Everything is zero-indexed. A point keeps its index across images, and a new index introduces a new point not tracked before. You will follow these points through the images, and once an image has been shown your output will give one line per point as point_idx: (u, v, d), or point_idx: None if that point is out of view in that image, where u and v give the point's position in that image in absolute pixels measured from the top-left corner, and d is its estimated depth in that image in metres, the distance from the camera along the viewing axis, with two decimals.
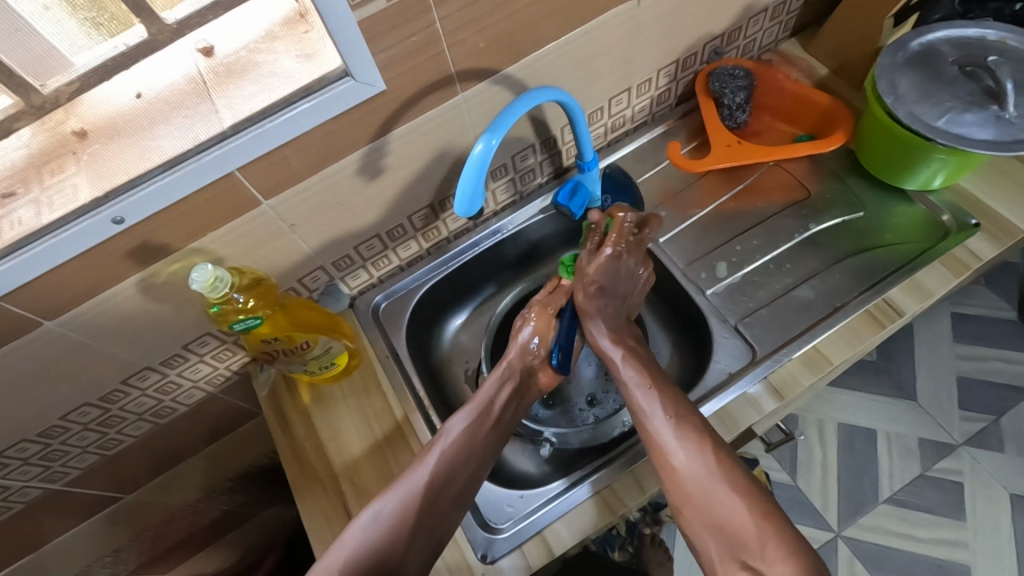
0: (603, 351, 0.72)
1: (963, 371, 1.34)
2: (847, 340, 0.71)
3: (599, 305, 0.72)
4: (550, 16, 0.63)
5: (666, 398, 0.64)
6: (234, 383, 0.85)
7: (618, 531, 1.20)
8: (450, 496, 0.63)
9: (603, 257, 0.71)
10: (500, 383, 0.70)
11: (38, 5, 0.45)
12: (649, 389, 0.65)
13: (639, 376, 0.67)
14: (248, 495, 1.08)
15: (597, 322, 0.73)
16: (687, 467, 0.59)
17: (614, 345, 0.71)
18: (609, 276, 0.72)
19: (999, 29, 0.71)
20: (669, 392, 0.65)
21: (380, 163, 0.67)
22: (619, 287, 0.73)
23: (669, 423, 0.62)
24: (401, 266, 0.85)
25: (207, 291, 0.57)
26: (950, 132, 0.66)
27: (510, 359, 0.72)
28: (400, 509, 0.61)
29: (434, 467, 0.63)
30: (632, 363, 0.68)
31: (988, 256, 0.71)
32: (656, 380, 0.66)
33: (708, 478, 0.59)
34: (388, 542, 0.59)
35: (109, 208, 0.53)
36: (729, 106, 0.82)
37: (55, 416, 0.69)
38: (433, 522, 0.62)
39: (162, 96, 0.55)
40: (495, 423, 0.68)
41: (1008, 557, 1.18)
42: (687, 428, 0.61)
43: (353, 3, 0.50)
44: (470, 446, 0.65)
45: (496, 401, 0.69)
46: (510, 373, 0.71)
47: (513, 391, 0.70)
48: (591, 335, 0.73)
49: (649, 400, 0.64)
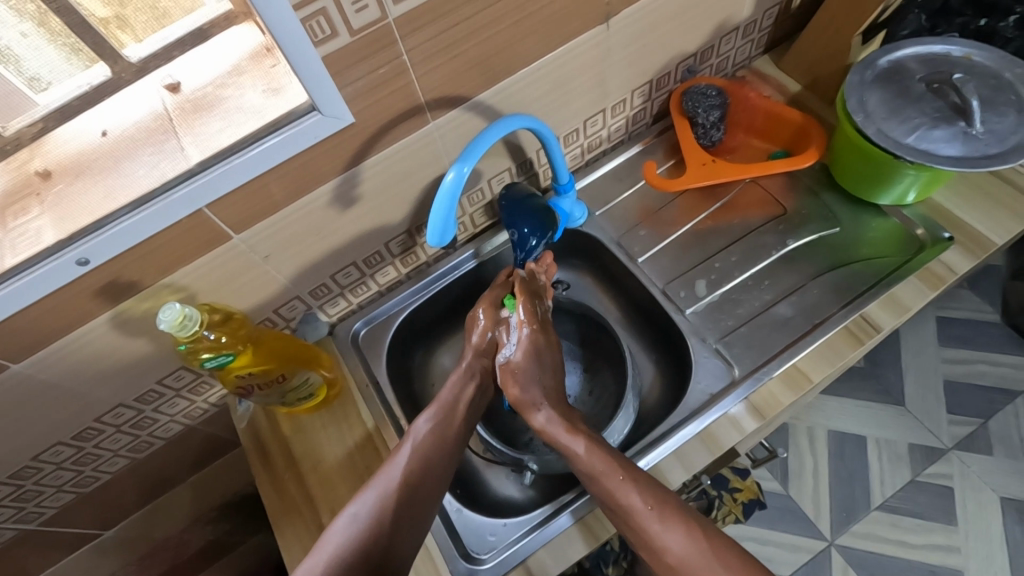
0: (557, 441, 0.65)
1: (950, 375, 1.34)
2: (827, 357, 0.71)
3: (531, 392, 0.68)
4: (520, 41, 0.63)
5: (641, 484, 0.60)
6: (213, 415, 0.84)
7: (612, 546, 1.20)
8: (426, 491, 0.63)
9: (520, 347, 0.70)
10: (462, 384, 0.71)
11: (17, 33, 0.45)
12: (621, 478, 0.60)
13: (608, 465, 0.61)
14: (235, 523, 1.07)
15: (544, 411, 0.67)
16: (682, 559, 0.56)
17: (572, 437, 0.64)
18: (532, 365, 0.70)
19: (965, 45, 0.73)
20: (642, 478, 0.60)
21: (353, 192, 0.66)
22: (544, 385, 0.69)
23: (652, 516, 0.58)
24: (380, 291, 0.84)
25: (175, 330, 0.57)
26: (919, 148, 0.66)
27: (469, 361, 0.72)
28: (377, 508, 0.60)
29: (407, 464, 0.63)
30: (596, 451, 0.62)
31: (963, 269, 0.72)
32: (624, 465, 0.61)
33: (705, 563, 0.55)
34: (367, 540, 0.58)
35: (73, 250, 0.52)
36: (703, 124, 0.83)
37: (27, 457, 0.68)
38: (414, 516, 0.61)
39: (127, 133, 0.54)
40: (461, 422, 0.69)
41: (999, 560, 1.19)
42: (674, 520, 0.58)
43: (318, 38, 0.50)
44: (440, 442, 0.65)
45: (461, 401, 0.70)
46: (471, 371, 0.72)
47: (477, 390, 0.71)
48: (538, 427, 0.67)
49: (626, 493, 0.59)
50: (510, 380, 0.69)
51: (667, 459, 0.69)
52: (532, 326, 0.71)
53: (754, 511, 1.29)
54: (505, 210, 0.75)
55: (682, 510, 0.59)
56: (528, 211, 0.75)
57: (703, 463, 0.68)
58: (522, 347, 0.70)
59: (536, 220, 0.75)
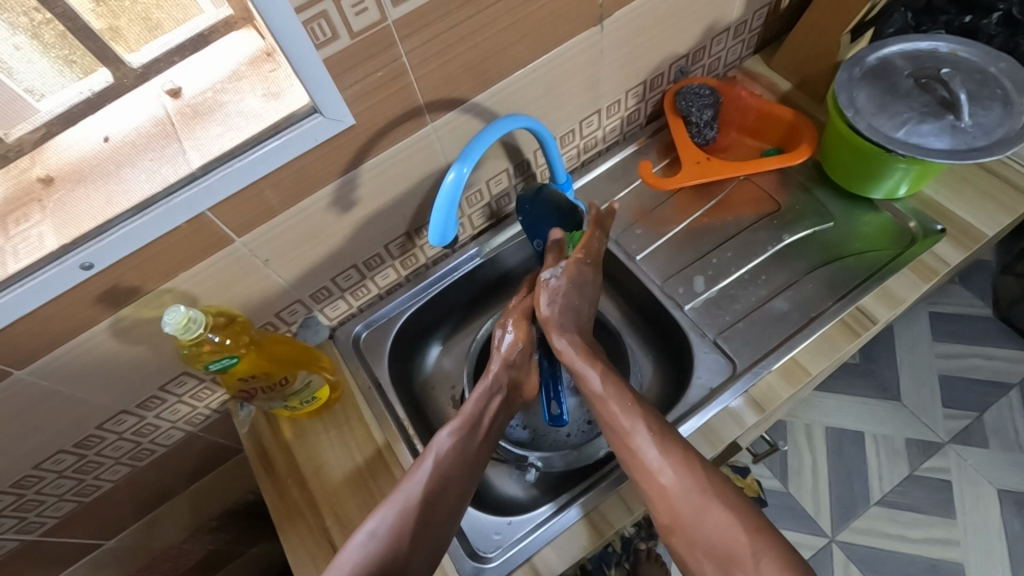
0: (575, 363, 0.67)
1: (945, 369, 1.36)
2: (824, 349, 0.72)
3: (564, 314, 0.70)
4: (517, 42, 0.64)
5: (648, 416, 0.61)
6: (215, 420, 0.84)
7: (614, 548, 1.20)
8: (446, 504, 0.63)
9: (566, 271, 0.72)
10: (488, 396, 0.71)
11: (10, 46, 0.45)
12: (628, 404, 0.62)
13: (620, 391, 0.63)
14: (235, 531, 1.06)
15: (570, 338, 0.69)
16: (677, 486, 0.57)
17: (589, 362, 0.66)
18: (572, 290, 0.72)
19: (951, 42, 0.74)
20: (647, 408, 0.62)
21: (353, 195, 0.67)
22: (576, 317, 0.71)
23: (653, 441, 0.59)
24: (380, 294, 0.84)
25: (180, 332, 0.57)
26: (908, 142, 0.68)
27: (495, 372, 0.72)
28: (396, 525, 0.60)
29: (427, 479, 0.63)
30: (610, 377, 0.65)
31: (955, 261, 0.73)
32: (635, 395, 0.63)
33: (699, 494, 0.56)
34: (388, 558, 0.58)
35: (78, 253, 0.53)
36: (696, 123, 0.84)
37: (28, 466, 0.68)
38: (430, 537, 0.61)
39: (128, 139, 0.55)
40: (483, 438, 0.69)
41: (998, 552, 1.19)
42: (670, 443, 0.59)
43: (318, 41, 0.51)
44: (461, 458, 0.65)
45: (485, 415, 0.70)
46: (496, 385, 0.72)
47: (501, 403, 0.71)
48: (558, 349, 0.69)
49: (631, 416, 0.61)
50: (546, 297, 0.72)
51: None
52: (582, 259, 0.73)
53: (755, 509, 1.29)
54: (526, 213, 0.77)
55: (681, 441, 0.60)
56: (549, 210, 0.76)
57: (705, 457, 0.69)
58: (565, 269, 0.72)
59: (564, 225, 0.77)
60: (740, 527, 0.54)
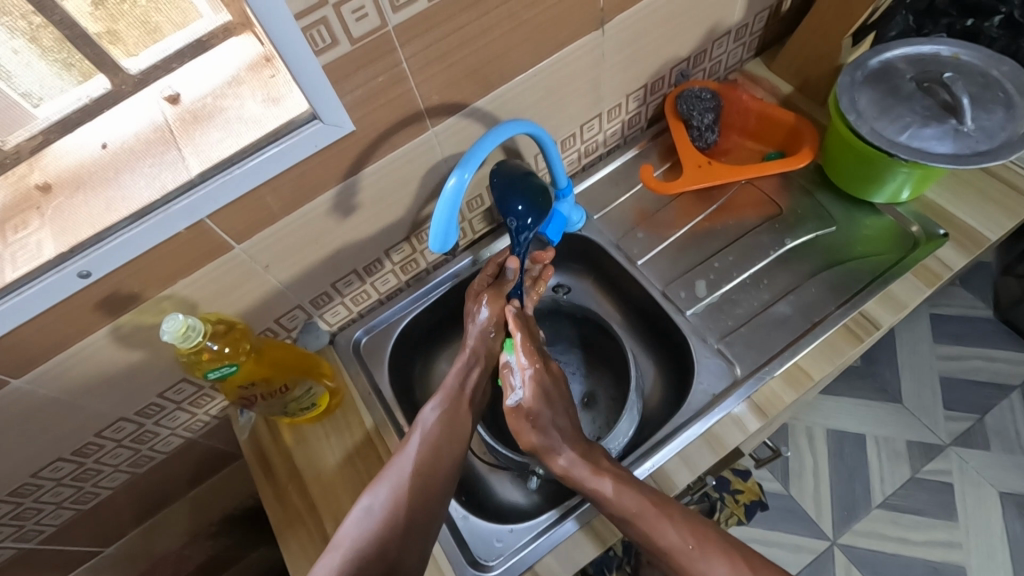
0: (583, 484, 0.63)
1: (946, 371, 1.36)
2: (826, 354, 0.71)
3: (549, 436, 0.66)
4: (518, 46, 0.64)
5: (676, 519, 0.60)
6: (215, 427, 0.83)
7: (615, 552, 1.21)
8: (439, 481, 0.63)
9: (528, 387, 0.67)
10: (468, 367, 0.71)
11: (8, 50, 0.45)
12: (658, 513, 0.60)
13: (641, 504, 0.60)
14: (234, 537, 1.06)
15: (566, 455, 0.65)
16: None
17: (597, 477, 0.63)
18: (544, 406, 0.67)
19: (953, 45, 0.74)
20: (677, 513, 0.61)
21: (353, 200, 0.66)
22: (558, 424, 0.67)
23: (694, 551, 0.59)
24: (380, 299, 0.84)
25: (178, 340, 0.57)
26: (911, 146, 0.67)
27: (472, 345, 0.72)
28: (391, 501, 0.60)
29: (418, 453, 0.63)
30: (626, 490, 0.61)
31: (957, 265, 0.73)
32: (658, 502, 0.61)
33: None
34: (385, 538, 0.58)
35: (75, 262, 0.52)
36: (697, 126, 0.84)
37: (26, 474, 0.67)
38: (428, 511, 0.61)
39: (127, 145, 0.54)
40: (468, 407, 0.69)
41: (1000, 555, 1.19)
42: (714, 554, 0.59)
43: (317, 47, 0.50)
44: (447, 430, 0.66)
45: (466, 387, 0.70)
46: (476, 357, 0.72)
47: (481, 374, 0.72)
48: (561, 471, 0.65)
49: (669, 536, 0.59)
50: (525, 427, 0.66)
51: (672, 460, 0.69)
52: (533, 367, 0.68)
53: (757, 512, 1.29)
54: (497, 191, 0.68)
55: (721, 542, 0.60)
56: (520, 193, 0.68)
57: (708, 464, 0.68)
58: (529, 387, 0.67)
59: (528, 185, 0.68)
60: None
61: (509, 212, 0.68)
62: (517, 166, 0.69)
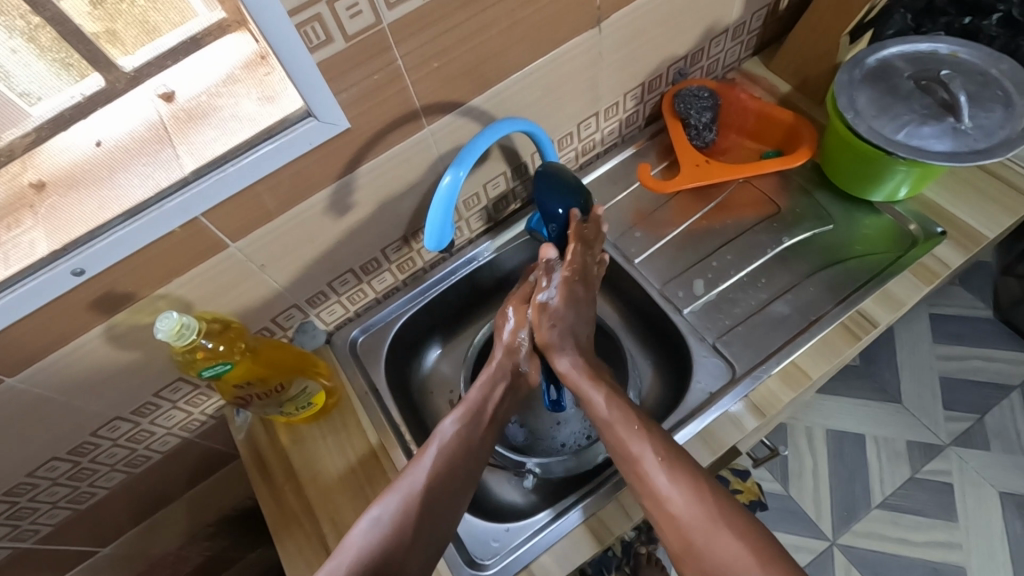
0: (579, 385, 0.68)
1: (945, 371, 1.35)
2: (824, 353, 0.71)
3: (565, 335, 0.71)
4: (514, 44, 0.64)
5: (655, 436, 0.61)
6: (211, 427, 0.83)
7: (614, 552, 1.20)
8: (450, 496, 0.62)
9: (558, 292, 0.72)
10: (493, 383, 0.71)
11: (6, 50, 0.45)
12: (636, 429, 0.62)
13: (626, 415, 0.63)
14: (232, 537, 1.06)
15: (571, 359, 0.70)
16: (687, 513, 0.57)
17: (593, 384, 0.67)
18: (567, 311, 0.72)
19: (951, 43, 0.74)
20: (656, 431, 0.62)
21: (349, 199, 0.66)
22: (575, 334, 0.72)
23: (661, 468, 0.59)
24: (377, 298, 0.84)
25: (173, 339, 0.57)
26: (909, 144, 0.67)
27: (498, 358, 0.72)
28: (399, 514, 0.60)
29: (431, 467, 0.63)
30: (617, 402, 0.65)
31: (956, 263, 0.73)
32: (642, 417, 0.63)
33: (709, 522, 0.56)
34: (388, 546, 0.58)
35: (68, 261, 0.52)
36: (695, 125, 0.84)
37: (21, 474, 0.67)
38: (434, 524, 0.61)
39: (121, 143, 0.54)
40: (488, 423, 0.69)
41: (1000, 556, 1.19)
42: (681, 470, 0.59)
43: (312, 44, 0.50)
44: (464, 446, 0.65)
45: (490, 401, 0.70)
46: (500, 372, 0.72)
47: (506, 390, 0.71)
48: (560, 371, 0.70)
49: (641, 444, 0.61)
50: (544, 321, 0.71)
51: None
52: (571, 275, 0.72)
53: (756, 513, 1.28)
54: (535, 185, 0.70)
55: (691, 467, 0.59)
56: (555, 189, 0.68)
57: (705, 462, 0.68)
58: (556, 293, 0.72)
59: (569, 193, 0.69)
60: (750, 551, 0.54)
61: (547, 209, 0.70)
62: (565, 171, 0.70)
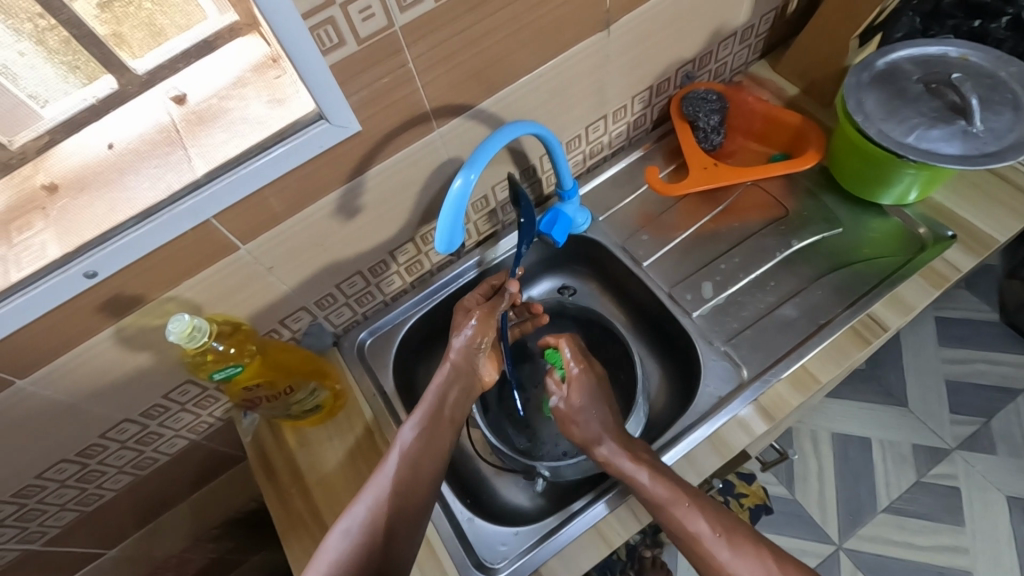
0: (621, 469, 0.65)
1: (951, 374, 1.35)
2: (833, 357, 0.71)
3: (591, 429, 0.69)
4: (522, 47, 0.64)
5: (707, 510, 0.61)
6: (218, 429, 0.83)
7: (618, 555, 1.19)
8: (418, 499, 0.62)
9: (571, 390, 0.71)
10: (450, 382, 0.69)
11: (14, 52, 0.45)
12: (688, 505, 0.61)
13: (673, 493, 0.61)
14: (237, 539, 1.05)
15: (607, 445, 0.67)
16: None
17: (635, 465, 0.64)
18: (589, 403, 0.70)
19: (960, 46, 0.74)
20: (707, 504, 0.62)
21: (357, 202, 0.66)
22: (604, 418, 0.70)
23: (721, 542, 0.60)
24: (385, 301, 0.84)
25: (184, 341, 0.57)
26: (919, 147, 0.67)
27: (453, 359, 0.69)
28: (368, 521, 0.60)
29: (394, 474, 0.62)
30: (660, 477, 0.62)
31: (967, 267, 0.73)
32: (689, 491, 0.62)
33: None
34: (361, 554, 0.58)
35: (80, 263, 0.52)
36: (704, 128, 0.84)
37: (30, 475, 0.67)
38: (408, 529, 0.61)
39: (132, 146, 0.54)
40: (447, 423, 0.67)
41: (1007, 559, 1.18)
42: (741, 544, 0.60)
43: (324, 48, 0.50)
44: (427, 446, 0.64)
45: (446, 402, 0.68)
46: (455, 373, 0.69)
47: (463, 391, 0.69)
48: (602, 458, 0.67)
49: (695, 521, 0.61)
50: (570, 422, 0.70)
51: (678, 463, 0.68)
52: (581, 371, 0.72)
53: (761, 517, 1.28)
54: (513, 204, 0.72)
55: (749, 534, 0.61)
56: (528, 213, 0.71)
57: (714, 467, 0.68)
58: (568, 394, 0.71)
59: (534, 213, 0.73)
60: None
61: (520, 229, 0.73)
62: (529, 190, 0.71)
